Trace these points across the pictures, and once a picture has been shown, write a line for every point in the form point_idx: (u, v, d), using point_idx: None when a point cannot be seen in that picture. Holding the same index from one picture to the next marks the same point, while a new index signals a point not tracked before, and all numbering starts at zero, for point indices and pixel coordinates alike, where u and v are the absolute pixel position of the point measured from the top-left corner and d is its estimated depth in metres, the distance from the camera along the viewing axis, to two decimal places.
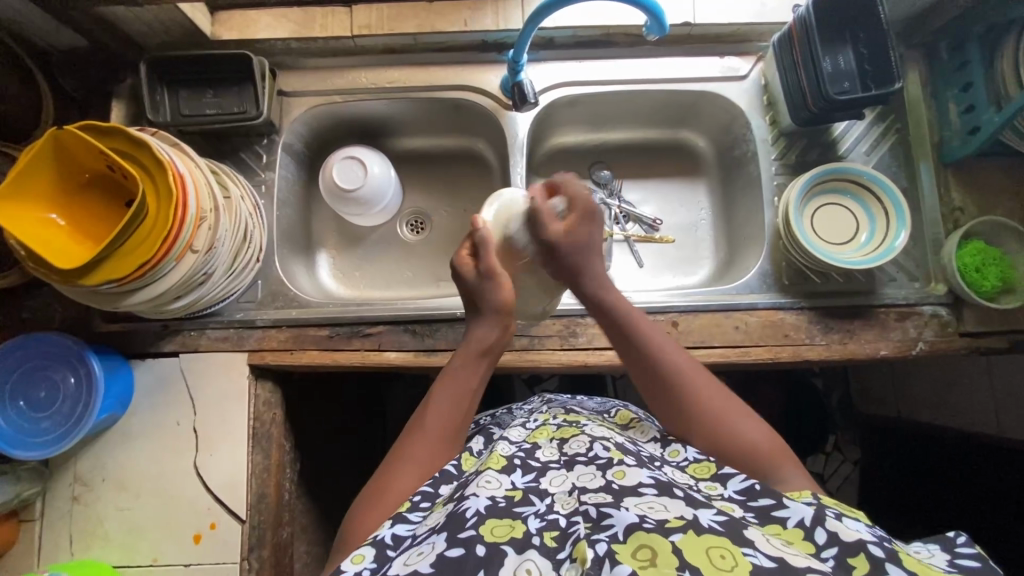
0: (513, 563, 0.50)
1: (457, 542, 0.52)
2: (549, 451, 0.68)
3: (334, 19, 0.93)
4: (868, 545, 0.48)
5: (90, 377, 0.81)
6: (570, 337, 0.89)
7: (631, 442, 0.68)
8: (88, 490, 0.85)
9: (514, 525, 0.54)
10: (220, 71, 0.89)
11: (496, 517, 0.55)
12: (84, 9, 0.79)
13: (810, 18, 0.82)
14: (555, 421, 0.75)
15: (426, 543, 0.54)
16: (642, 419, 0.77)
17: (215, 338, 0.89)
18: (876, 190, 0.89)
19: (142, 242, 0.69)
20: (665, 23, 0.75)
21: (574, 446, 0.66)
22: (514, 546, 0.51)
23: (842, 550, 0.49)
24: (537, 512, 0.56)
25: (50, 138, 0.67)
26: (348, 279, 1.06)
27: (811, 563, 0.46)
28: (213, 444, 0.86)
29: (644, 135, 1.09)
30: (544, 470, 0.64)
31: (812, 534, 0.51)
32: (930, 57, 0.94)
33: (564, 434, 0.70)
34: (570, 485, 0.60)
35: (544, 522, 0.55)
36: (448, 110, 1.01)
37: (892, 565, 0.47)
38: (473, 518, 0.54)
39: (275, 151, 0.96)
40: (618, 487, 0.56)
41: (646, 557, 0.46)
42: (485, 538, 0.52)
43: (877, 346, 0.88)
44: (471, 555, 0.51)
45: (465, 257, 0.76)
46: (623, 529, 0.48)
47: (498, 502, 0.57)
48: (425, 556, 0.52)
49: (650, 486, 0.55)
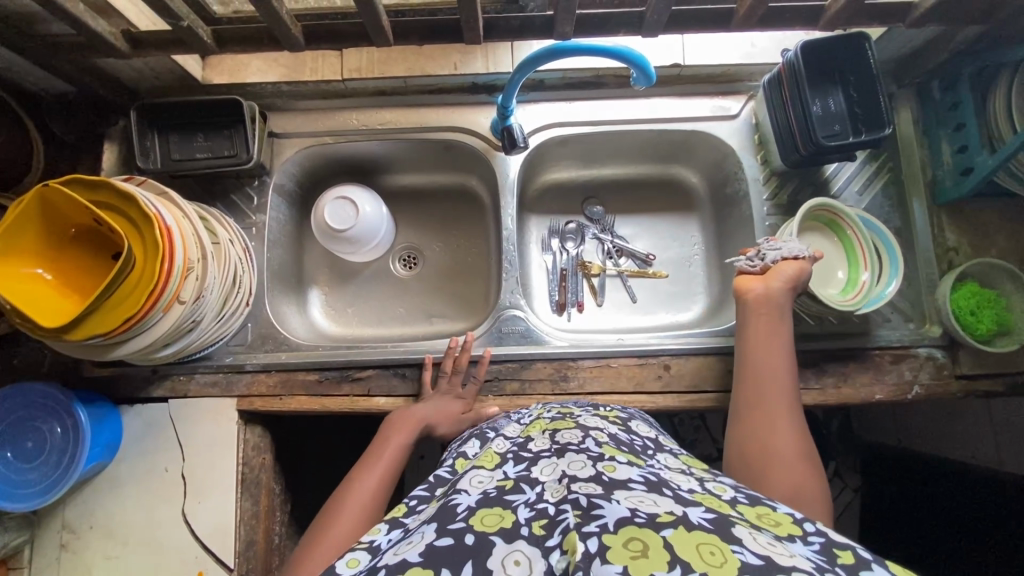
0: (502, 554, 0.47)
1: (447, 533, 0.49)
2: (542, 442, 0.66)
3: (325, 62, 0.93)
4: (858, 547, 0.45)
5: (77, 426, 0.80)
6: (561, 381, 0.88)
7: (623, 433, 0.68)
8: (76, 537, 0.85)
9: (504, 515, 0.51)
10: (212, 116, 0.90)
11: (486, 509, 0.52)
12: (76, 62, 0.80)
13: (798, 62, 0.82)
14: (549, 415, 0.75)
15: (415, 535, 0.51)
16: (629, 419, 0.74)
17: (205, 383, 0.89)
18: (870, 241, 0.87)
19: (128, 295, 0.69)
20: (652, 74, 0.75)
21: (567, 436, 0.64)
22: (502, 536, 0.48)
23: (828, 541, 0.47)
24: (527, 501, 0.53)
25: (37, 195, 0.67)
26: (340, 316, 1.06)
27: (800, 562, 0.42)
28: (201, 491, 0.85)
29: (635, 171, 1.09)
30: (535, 459, 0.61)
31: (801, 525, 0.50)
32: (922, 95, 0.94)
33: (557, 427, 0.69)
34: (560, 473, 0.56)
35: (533, 512, 0.51)
36: (439, 149, 1.01)
37: (879, 564, 0.43)
38: (464, 512, 0.52)
39: (267, 193, 0.96)
40: (608, 479, 0.53)
41: (638, 549, 0.42)
42: (475, 528, 0.50)
43: (872, 389, 0.87)
44: (460, 545, 0.48)
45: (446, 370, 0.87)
46: (613, 521, 0.45)
47: (489, 494, 0.55)
48: (415, 545, 0.49)
49: (639, 483, 0.53)
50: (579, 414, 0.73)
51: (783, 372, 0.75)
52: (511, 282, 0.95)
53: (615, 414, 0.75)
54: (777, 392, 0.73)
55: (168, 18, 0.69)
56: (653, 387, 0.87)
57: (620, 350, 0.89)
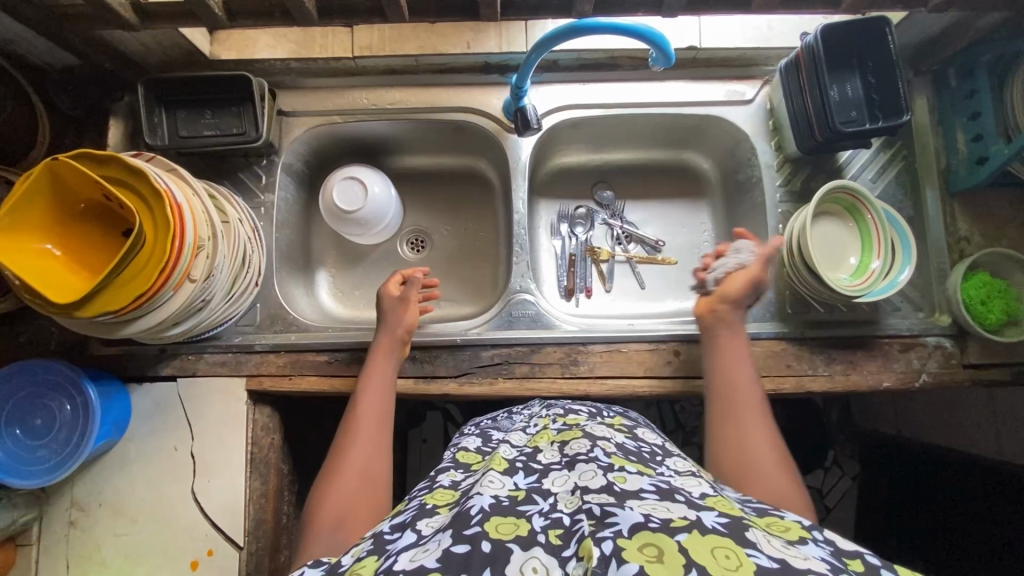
0: (519, 560, 0.46)
1: (462, 539, 0.48)
2: (550, 454, 0.66)
3: (335, 39, 0.92)
4: (865, 554, 0.46)
5: (87, 405, 0.80)
6: (570, 365, 0.88)
7: (630, 441, 0.68)
8: (86, 515, 0.85)
9: (519, 524, 0.51)
10: (220, 92, 0.88)
11: (501, 516, 0.51)
12: (81, 35, 0.78)
13: (817, 47, 0.81)
14: (555, 425, 0.74)
15: (432, 541, 0.50)
16: (635, 429, 0.74)
17: (213, 362, 0.89)
18: (890, 237, 0.86)
19: (136, 276, 0.68)
20: (671, 55, 0.74)
21: (576, 447, 0.64)
22: (519, 543, 0.48)
23: (838, 551, 0.47)
24: (540, 511, 0.53)
25: (46, 168, 0.66)
26: (347, 299, 1.05)
27: (813, 564, 0.43)
28: (210, 470, 0.85)
29: (646, 156, 1.08)
30: (546, 471, 0.61)
31: (809, 530, 0.50)
32: (938, 84, 0.93)
33: (565, 437, 0.69)
34: (573, 485, 0.57)
35: (548, 520, 0.52)
36: (449, 131, 0.99)
37: (887, 570, 0.44)
38: (478, 515, 0.51)
39: (275, 172, 0.95)
40: (620, 489, 0.53)
41: (653, 554, 0.43)
42: (491, 535, 0.49)
43: (880, 377, 0.87)
44: (476, 552, 0.47)
45: (393, 296, 0.87)
46: (627, 527, 0.46)
47: (501, 501, 0.54)
48: (432, 551, 0.48)
49: (651, 491, 0.53)
50: (584, 421, 0.73)
51: (749, 386, 0.77)
52: (522, 266, 0.94)
53: (620, 422, 0.75)
54: (746, 403, 0.75)
55: None
56: (662, 372, 0.88)
57: (631, 335, 0.89)
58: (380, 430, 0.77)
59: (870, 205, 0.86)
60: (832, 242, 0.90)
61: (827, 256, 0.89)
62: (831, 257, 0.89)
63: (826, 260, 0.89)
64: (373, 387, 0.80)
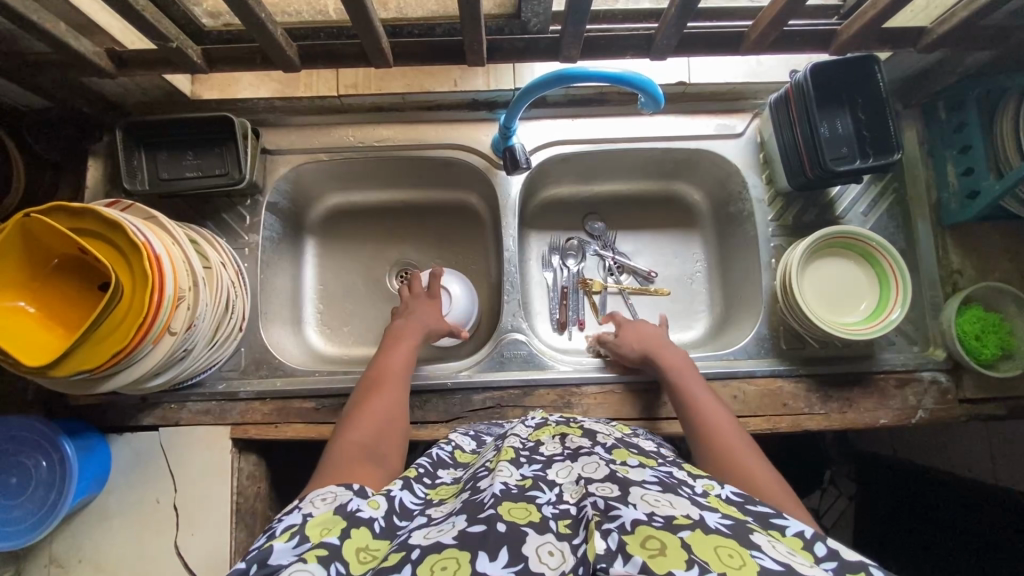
0: (534, 543, 0.44)
1: (478, 521, 0.46)
2: (553, 447, 0.61)
3: (320, 78, 0.90)
4: (870, 567, 0.42)
5: (63, 461, 0.78)
6: (564, 407, 0.86)
7: (630, 438, 0.66)
8: (64, 573, 0.81)
9: (530, 509, 0.48)
10: (202, 133, 0.86)
11: (511, 501, 0.48)
12: (58, 81, 0.76)
13: (806, 84, 0.80)
14: (554, 420, 0.71)
15: (447, 522, 0.48)
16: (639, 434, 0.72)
17: (197, 411, 0.87)
18: (894, 299, 0.83)
19: (114, 331, 0.66)
20: (660, 98, 0.72)
21: (577, 440, 0.61)
22: (534, 528, 0.45)
23: (842, 566, 0.42)
24: (549, 500, 0.50)
25: (16, 226, 0.63)
26: (336, 335, 1.02)
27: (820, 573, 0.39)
28: (193, 522, 0.82)
29: (637, 187, 1.07)
30: (549, 462, 0.57)
31: (810, 547, 0.44)
32: (927, 116, 0.93)
33: (566, 431, 0.65)
34: (575, 476, 0.53)
35: (557, 510, 0.48)
36: (437, 166, 0.98)
37: None
38: (491, 501, 0.48)
39: (259, 212, 0.93)
40: (622, 478, 0.51)
41: (655, 546, 0.41)
42: (505, 518, 0.46)
43: (877, 415, 0.86)
44: (491, 532, 0.44)
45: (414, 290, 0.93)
46: (629, 521, 0.43)
47: (512, 488, 0.50)
48: (446, 532, 0.46)
49: (654, 482, 0.50)
50: (583, 420, 0.71)
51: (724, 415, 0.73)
52: (513, 304, 0.92)
53: (624, 429, 0.72)
54: (729, 430, 0.70)
55: (157, 40, 0.66)
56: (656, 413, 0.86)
57: (623, 375, 0.87)
58: (400, 383, 0.78)
59: (893, 264, 0.84)
60: (841, 285, 0.88)
61: (834, 303, 0.88)
62: (835, 306, 0.88)
63: (830, 305, 0.88)
64: (394, 352, 0.83)
